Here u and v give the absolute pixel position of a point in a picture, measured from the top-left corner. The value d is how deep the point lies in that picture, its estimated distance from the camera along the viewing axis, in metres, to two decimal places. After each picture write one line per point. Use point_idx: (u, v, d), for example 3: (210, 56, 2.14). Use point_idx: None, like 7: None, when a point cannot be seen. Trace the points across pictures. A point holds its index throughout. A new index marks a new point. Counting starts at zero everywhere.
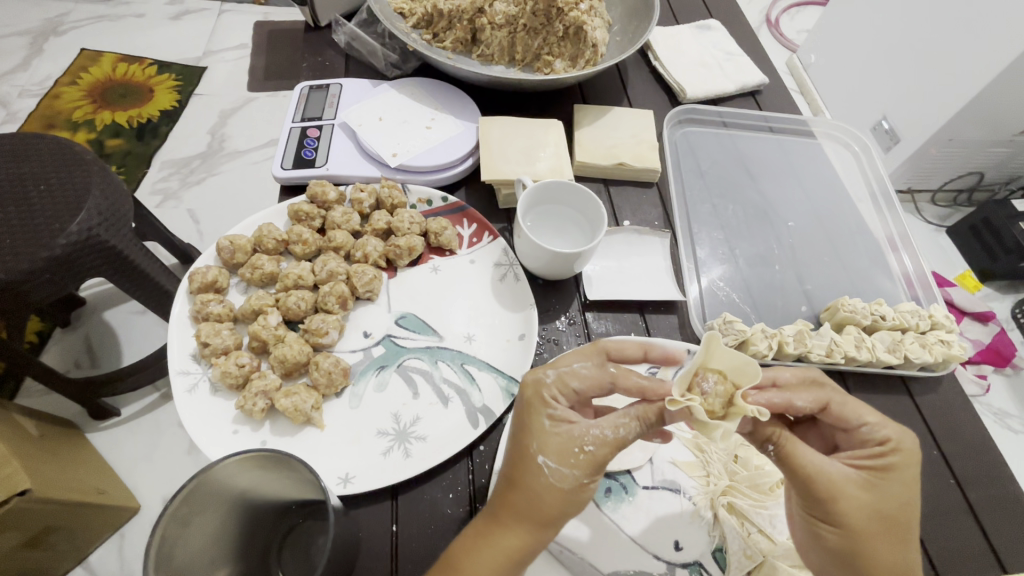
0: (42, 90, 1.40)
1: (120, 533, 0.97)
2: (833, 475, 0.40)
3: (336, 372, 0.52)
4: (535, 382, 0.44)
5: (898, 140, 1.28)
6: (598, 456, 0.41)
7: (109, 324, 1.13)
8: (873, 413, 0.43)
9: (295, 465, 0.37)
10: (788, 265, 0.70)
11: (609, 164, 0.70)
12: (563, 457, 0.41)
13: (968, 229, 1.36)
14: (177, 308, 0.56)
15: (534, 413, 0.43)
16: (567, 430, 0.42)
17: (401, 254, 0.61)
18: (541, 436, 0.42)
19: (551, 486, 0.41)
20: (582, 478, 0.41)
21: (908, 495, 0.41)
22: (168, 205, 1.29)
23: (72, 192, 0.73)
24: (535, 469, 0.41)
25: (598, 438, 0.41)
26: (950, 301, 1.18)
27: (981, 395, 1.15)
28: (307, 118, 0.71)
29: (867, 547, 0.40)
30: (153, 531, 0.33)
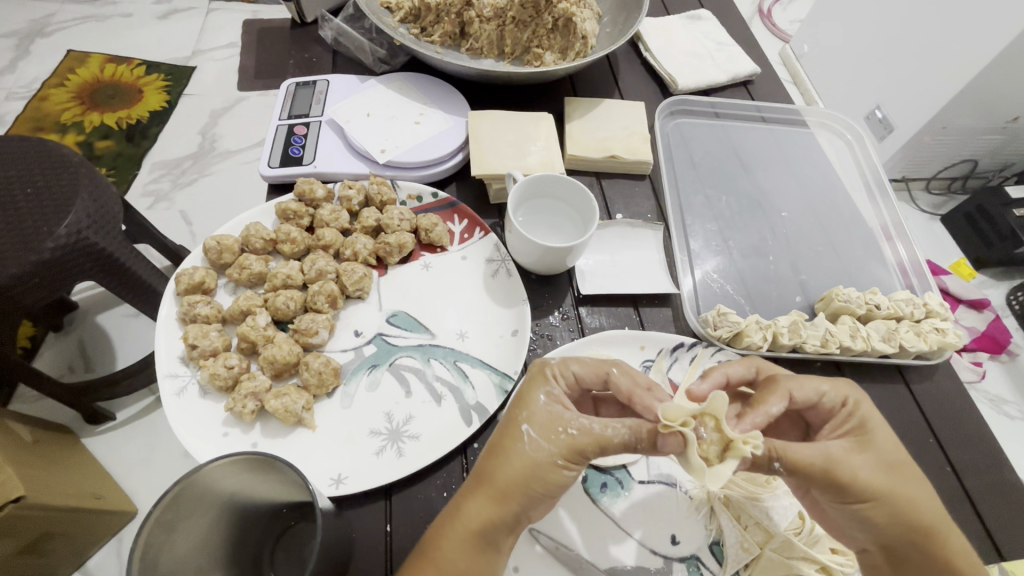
0: (29, 93, 1.39)
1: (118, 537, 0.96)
2: (832, 452, 0.42)
3: (327, 372, 0.52)
4: (540, 363, 0.48)
5: (892, 129, 1.28)
6: (576, 442, 0.42)
7: (103, 327, 1.12)
8: (823, 382, 0.46)
9: (281, 468, 0.37)
10: (782, 255, 0.70)
11: (601, 157, 0.70)
12: (546, 431, 0.43)
13: (963, 217, 1.36)
14: (164, 310, 0.55)
15: (530, 388, 0.46)
16: (558, 410, 0.44)
17: (391, 252, 0.60)
18: (529, 406, 0.44)
19: (527, 455, 0.42)
20: (555, 459, 0.42)
21: (890, 437, 0.44)
22: (160, 207, 1.28)
23: (59, 194, 0.71)
24: (517, 437, 0.43)
25: (581, 425, 0.43)
26: (945, 289, 1.17)
27: (977, 382, 1.15)
28: (294, 116, 0.70)
29: (900, 502, 0.42)
30: (137, 535, 0.32)
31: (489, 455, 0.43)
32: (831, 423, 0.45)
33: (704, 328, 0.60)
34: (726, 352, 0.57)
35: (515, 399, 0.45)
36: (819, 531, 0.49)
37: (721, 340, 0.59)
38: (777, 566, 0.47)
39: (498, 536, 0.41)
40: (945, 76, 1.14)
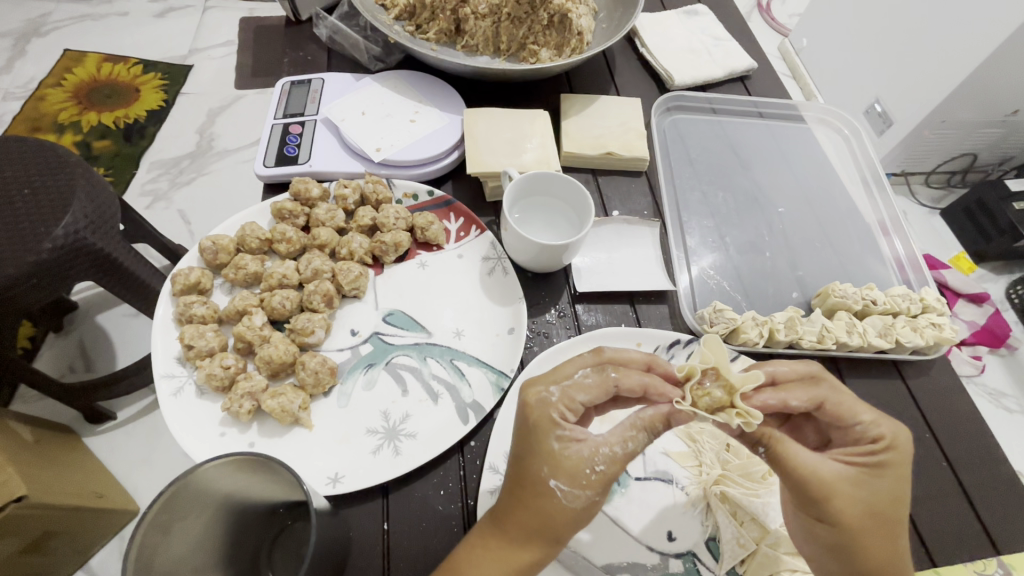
0: (27, 93, 1.38)
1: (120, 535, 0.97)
2: (828, 472, 0.40)
3: (323, 371, 0.52)
4: (540, 404, 0.42)
5: (891, 123, 1.28)
6: (609, 475, 0.40)
7: (103, 327, 1.12)
8: (867, 411, 0.43)
9: (277, 468, 0.37)
10: (779, 251, 0.69)
11: (597, 154, 0.69)
12: (575, 478, 0.40)
13: (962, 211, 1.36)
14: (160, 311, 0.55)
15: (541, 433, 0.41)
16: (578, 451, 0.40)
17: (387, 250, 0.60)
18: (551, 458, 0.40)
19: (563, 505, 0.40)
20: (595, 496, 0.40)
21: (896, 491, 0.41)
22: (158, 206, 1.28)
23: (56, 195, 0.71)
24: (544, 493, 0.40)
25: (606, 458, 0.40)
26: (944, 283, 1.18)
27: (976, 375, 1.15)
28: (289, 115, 0.69)
29: (857, 540, 0.40)
30: (132, 535, 0.32)
31: (513, 509, 0.41)
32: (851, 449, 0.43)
33: (701, 325, 0.60)
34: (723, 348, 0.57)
35: (526, 448, 0.41)
36: None
37: (717, 337, 0.59)
38: (771, 562, 0.47)
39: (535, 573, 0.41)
40: (944, 70, 1.13)
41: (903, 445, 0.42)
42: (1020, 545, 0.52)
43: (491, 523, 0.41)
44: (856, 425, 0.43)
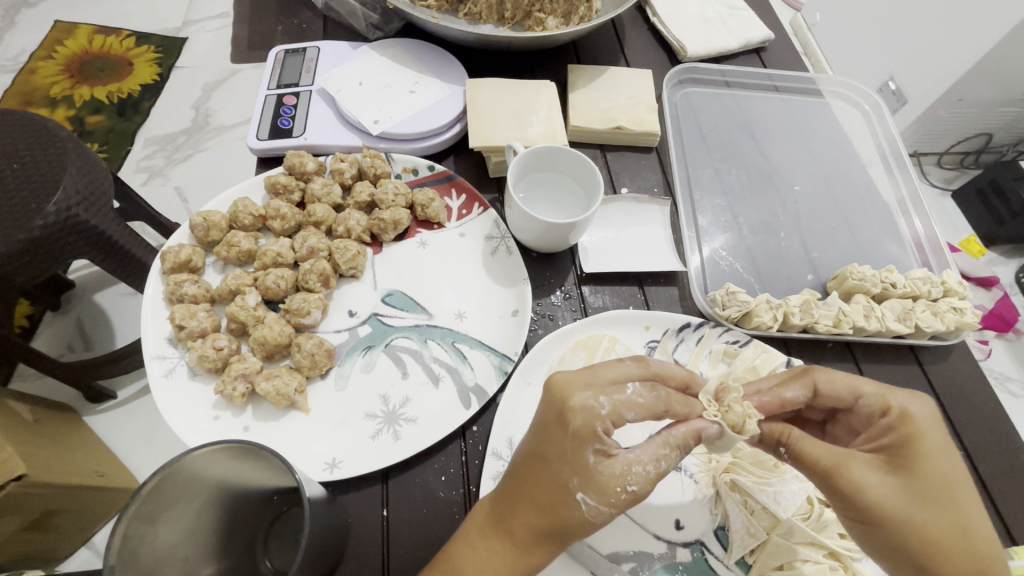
0: (17, 66, 1.34)
1: None
2: (849, 460, 0.39)
3: (320, 354, 0.50)
4: (585, 412, 0.38)
5: (905, 102, 1.23)
6: (640, 497, 0.39)
7: (101, 306, 1.11)
8: (866, 383, 0.42)
9: (268, 456, 0.35)
10: (793, 231, 0.67)
11: (606, 129, 0.66)
12: (605, 493, 0.38)
13: (975, 192, 1.32)
14: (150, 290, 0.53)
15: (575, 446, 0.38)
16: (611, 468, 0.38)
17: (385, 228, 0.58)
18: (582, 471, 0.38)
19: (578, 513, 0.38)
20: (615, 515, 0.39)
21: (939, 463, 0.38)
22: (154, 183, 1.25)
23: (46, 170, 0.68)
24: (564, 494, 0.38)
25: (640, 478, 0.38)
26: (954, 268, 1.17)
27: (983, 360, 1.12)
28: (283, 85, 0.66)
29: (921, 538, 0.37)
30: (111, 532, 0.31)
31: (513, 495, 0.40)
32: (866, 433, 0.41)
33: (712, 308, 0.57)
34: (735, 332, 0.56)
35: (558, 449, 0.38)
36: (829, 516, 0.47)
37: (729, 320, 0.56)
38: (784, 551, 0.45)
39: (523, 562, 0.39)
40: (967, 43, 1.09)
41: (922, 416, 0.39)
42: None
43: (493, 510, 0.40)
44: (859, 401, 0.42)
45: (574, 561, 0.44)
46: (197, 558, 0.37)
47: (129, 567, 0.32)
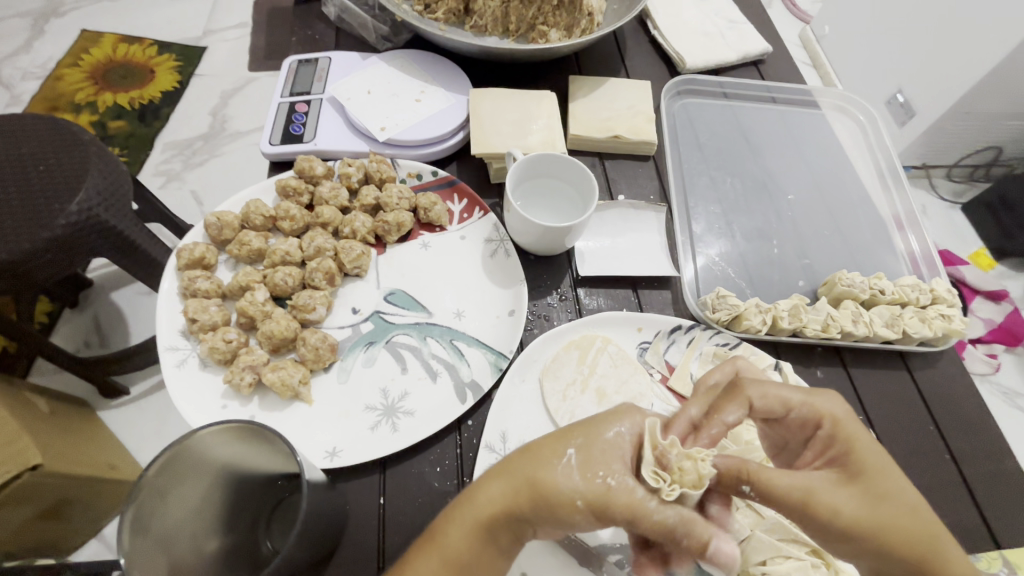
0: (44, 73, 1.40)
1: None
2: (813, 485, 0.37)
3: (324, 348, 0.52)
4: (631, 410, 0.40)
5: (913, 114, 1.24)
6: (611, 497, 0.36)
7: (117, 305, 1.15)
8: (794, 394, 0.42)
9: (273, 439, 0.37)
10: (787, 238, 0.68)
11: (605, 138, 0.69)
12: (592, 465, 0.37)
13: (984, 205, 1.33)
14: (165, 284, 0.56)
15: (598, 422, 0.40)
16: (614, 451, 0.38)
17: (389, 230, 0.60)
18: (588, 434, 0.38)
19: (557, 478, 0.37)
20: (578, 497, 0.36)
21: (879, 461, 0.38)
22: (172, 187, 1.29)
23: (70, 172, 0.72)
24: (556, 454, 0.38)
25: (623, 481, 0.37)
26: (961, 280, 1.13)
27: (991, 373, 1.14)
28: (296, 93, 0.69)
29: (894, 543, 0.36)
30: (126, 501, 0.33)
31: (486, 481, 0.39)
32: (813, 448, 0.41)
33: (704, 311, 0.59)
34: (725, 335, 0.57)
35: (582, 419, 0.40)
36: None
37: (719, 323, 0.58)
38: (767, 547, 0.46)
39: (496, 545, 0.38)
40: (973, 58, 1.10)
41: (849, 418, 0.40)
42: (1021, 539, 0.52)
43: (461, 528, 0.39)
44: (793, 414, 0.42)
45: (562, 551, 0.46)
46: (203, 535, 0.40)
47: (138, 535, 0.35)
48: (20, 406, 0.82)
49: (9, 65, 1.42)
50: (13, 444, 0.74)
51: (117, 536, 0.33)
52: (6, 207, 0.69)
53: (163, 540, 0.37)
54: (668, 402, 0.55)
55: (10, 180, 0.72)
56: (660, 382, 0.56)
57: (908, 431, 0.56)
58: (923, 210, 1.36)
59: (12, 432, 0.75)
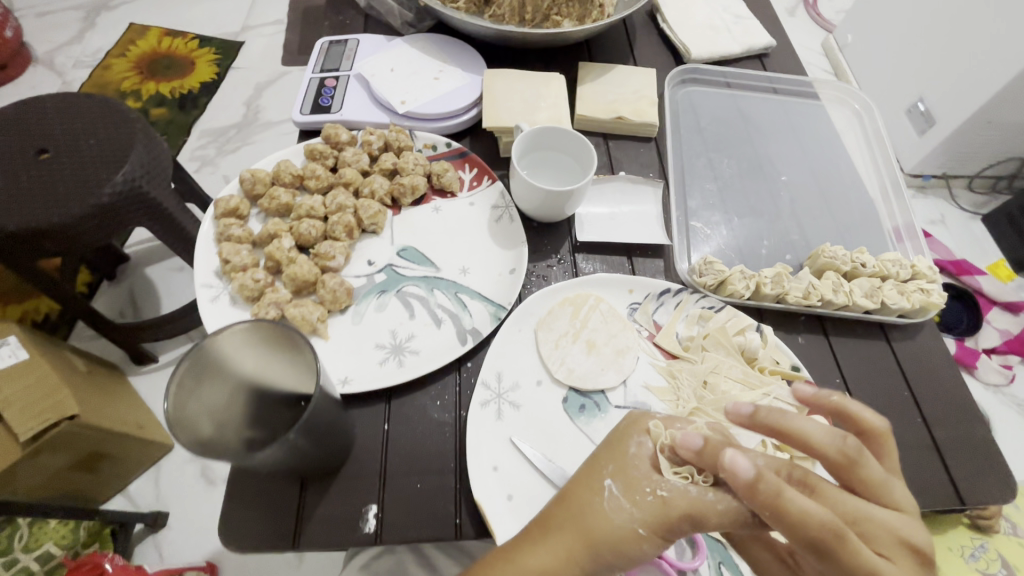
0: (94, 62, 1.51)
1: (156, 467, 1.04)
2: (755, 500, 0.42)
3: (341, 291, 0.58)
4: (639, 416, 0.46)
5: (933, 123, 1.25)
6: (668, 506, 0.41)
7: (151, 279, 1.23)
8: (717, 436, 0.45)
9: (289, 335, 0.43)
10: (778, 217, 0.73)
11: (608, 118, 0.73)
12: (633, 485, 0.42)
13: (1005, 217, 1.33)
14: (203, 230, 0.62)
15: (622, 438, 0.45)
16: (646, 467, 0.43)
17: (405, 193, 0.66)
18: (617, 459, 0.44)
19: (606, 515, 0.41)
20: (635, 525, 0.41)
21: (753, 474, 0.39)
22: (205, 171, 1.38)
23: (117, 147, 0.79)
24: (597, 491, 0.43)
25: (672, 488, 0.41)
26: (979, 289, 1.19)
27: (1004, 385, 1.14)
28: (326, 70, 0.76)
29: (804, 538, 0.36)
30: (170, 374, 0.39)
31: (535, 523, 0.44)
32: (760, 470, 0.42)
33: (692, 276, 0.64)
34: (711, 298, 0.61)
35: (609, 445, 0.45)
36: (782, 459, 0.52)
37: (706, 288, 0.63)
38: None
39: None
40: (990, 66, 1.11)
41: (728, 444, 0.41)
42: (986, 499, 0.55)
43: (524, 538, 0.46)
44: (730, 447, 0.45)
45: (545, 480, 0.51)
46: (236, 425, 0.44)
47: (179, 411, 0.40)
48: (59, 361, 0.89)
49: (62, 54, 1.53)
50: (53, 396, 0.82)
51: (163, 401, 0.39)
52: (59, 173, 0.76)
53: (197, 420, 0.42)
54: (653, 356, 0.59)
55: (64, 150, 0.79)
56: (647, 338, 0.60)
57: (885, 396, 0.59)
58: (940, 219, 1.37)
59: (52, 384, 0.83)
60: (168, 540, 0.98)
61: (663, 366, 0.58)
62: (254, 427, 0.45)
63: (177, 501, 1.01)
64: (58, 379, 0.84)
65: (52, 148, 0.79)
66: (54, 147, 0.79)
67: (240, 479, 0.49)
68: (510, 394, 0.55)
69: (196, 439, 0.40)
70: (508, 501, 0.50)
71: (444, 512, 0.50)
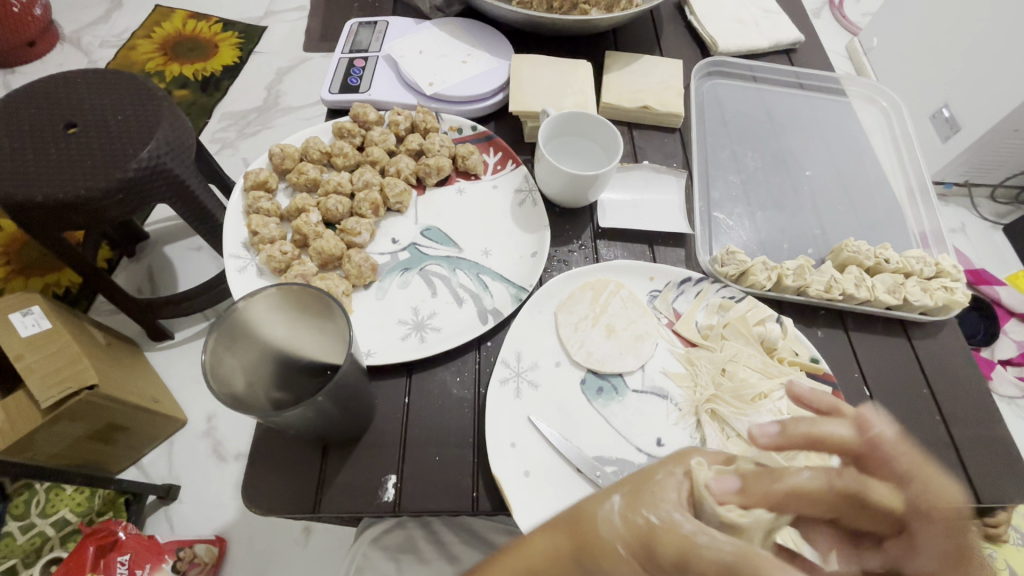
0: (119, 42, 1.53)
1: (169, 442, 1.05)
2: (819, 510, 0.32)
3: (366, 267, 0.59)
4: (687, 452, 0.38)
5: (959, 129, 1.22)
6: (655, 533, 0.32)
7: (169, 257, 1.24)
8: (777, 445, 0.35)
9: (321, 300, 0.45)
10: (800, 211, 0.72)
11: (634, 107, 0.73)
12: (636, 504, 0.33)
13: None
14: (233, 202, 0.64)
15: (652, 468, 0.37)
16: (663, 490, 0.34)
17: (430, 173, 0.66)
18: (643, 481, 0.35)
19: (598, 524, 0.33)
20: (618, 541, 0.32)
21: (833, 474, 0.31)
22: (225, 153, 1.39)
23: (144, 122, 0.80)
24: (601, 500, 0.35)
25: (667, 514, 0.32)
26: (997, 300, 1.16)
27: (1018, 397, 1.12)
28: (355, 51, 0.77)
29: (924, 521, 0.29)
30: (208, 333, 0.41)
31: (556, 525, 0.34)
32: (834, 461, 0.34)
33: (713, 265, 0.64)
34: (731, 288, 0.61)
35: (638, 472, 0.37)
36: None
37: (727, 277, 0.63)
38: None
39: None
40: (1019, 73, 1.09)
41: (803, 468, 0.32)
42: (1003, 499, 0.54)
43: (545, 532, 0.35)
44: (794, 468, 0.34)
45: (563, 459, 0.51)
46: (265, 387, 0.46)
47: (215, 369, 0.41)
48: (79, 332, 0.90)
49: (89, 34, 1.55)
50: (75, 365, 0.84)
51: (201, 357, 0.40)
52: (88, 146, 0.78)
53: (230, 380, 0.43)
54: (672, 343, 0.59)
55: (93, 123, 0.80)
56: (666, 326, 0.60)
57: (904, 393, 0.59)
58: (961, 228, 1.36)
59: (73, 353, 0.85)
60: (180, 513, 0.99)
61: (682, 353, 0.58)
62: (282, 391, 0.47)
63: (189, 475, 1.03)
64: (79, 350, 0.85)
65: (80, 122, 0.80)
66: (81, 122, 0.80)
67: (265, 445, 0.51)
68: (530, 373, 0.55)
69: (231, 397, 0.41)
70: (525, 477, 0.50)
71: (462, 485, 0.51)
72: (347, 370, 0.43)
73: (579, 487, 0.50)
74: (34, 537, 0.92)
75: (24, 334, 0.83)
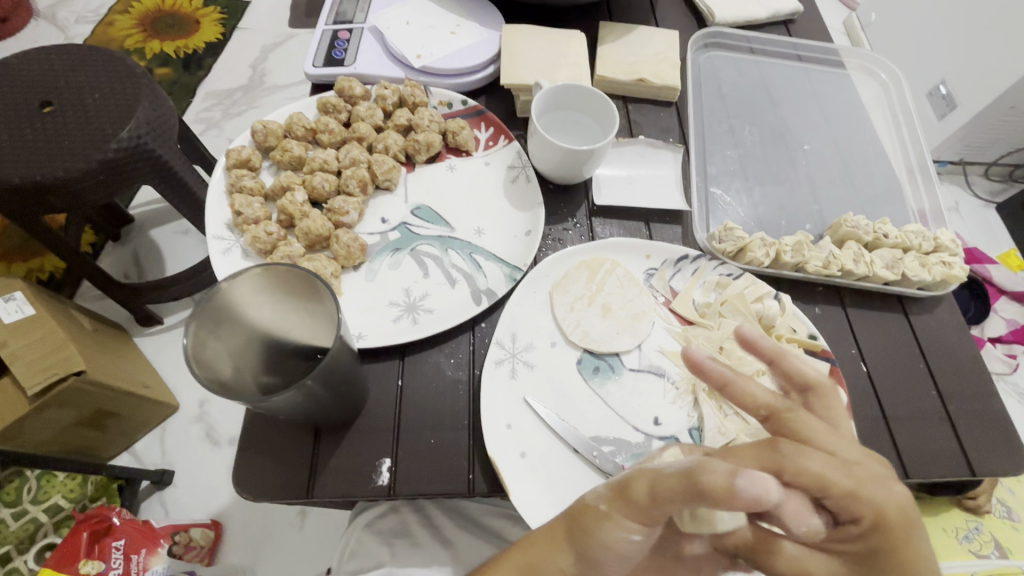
0: (97, 18, 1.47)
1: (161, 427, 1.04)
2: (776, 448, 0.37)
3: (355, 247, 0.57)
4: None
5: (955, 107, 1.20)
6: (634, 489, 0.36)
7: (155, 241, 1.21)
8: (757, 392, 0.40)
9: (305, 279, 0.43)
10: (798, 186, 0.71)
11: (629, 80, 0.71)
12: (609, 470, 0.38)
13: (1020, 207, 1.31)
14: (215, 181, 0.62)
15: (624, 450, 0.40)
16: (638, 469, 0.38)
17: (419, 149, 0.64)
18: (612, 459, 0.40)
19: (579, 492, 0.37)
20: (602, 502, 0.36)
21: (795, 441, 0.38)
22: (210, 134, 1.35)
23: (122, 100, 0.77)
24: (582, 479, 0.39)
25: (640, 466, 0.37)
26: (988, 279, 1.14)
27: (1008, 373, 1.13)
28: (340, 22, 0.74)
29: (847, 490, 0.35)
30: (189, 317, 0.39)
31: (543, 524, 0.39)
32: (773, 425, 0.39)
33: (711, 242, 0.63)
34: (729, 265, 0.60)
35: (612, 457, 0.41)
36: None
37: (725, 254, 0.62)
38: None
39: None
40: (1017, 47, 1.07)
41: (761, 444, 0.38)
42: (996, 471, 0.55)
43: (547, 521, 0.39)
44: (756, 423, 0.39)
45: (558, 438, 0.50)
46: (252, 371, 0.45)
47: (198, 354, 0.40)
48: (65, 318, 0.88)
49: (64, 8, 1.48)
50: (61, 351, 0.82)
51: (183, 342, 0.39)
52: (64, 126, 0.75)
53: (216, 365, 0.42)
54: (669, 322, 0.58)
55: (68, 102, 0.77)
56: (663, 304, 0.59)
57: (900, 367, 0.59)
58: (955, 207, 1.35)
59: (59, 339, 0.83)
60: (174, 497, 0.99)
61: (679, 332, 0.57)
62: (270, 374, 0.45)
63: (183, 460, 1.02)
64: (66, 335, 0.83)
65: (55, 101, 0.77)
66: (57, 100, 0.77)
67: (253, 430, 0.50)
68: (525, 354, 0.54)
69: (217, 381, 0.40)
70: (521, 458, 0.49)
71: (458, 468, 0.50)
72: (337, 352, 0.42)
73: (576, 466, 0.49)
74: (27, 524, 0.90)
75: (9, 320, 0.80)
